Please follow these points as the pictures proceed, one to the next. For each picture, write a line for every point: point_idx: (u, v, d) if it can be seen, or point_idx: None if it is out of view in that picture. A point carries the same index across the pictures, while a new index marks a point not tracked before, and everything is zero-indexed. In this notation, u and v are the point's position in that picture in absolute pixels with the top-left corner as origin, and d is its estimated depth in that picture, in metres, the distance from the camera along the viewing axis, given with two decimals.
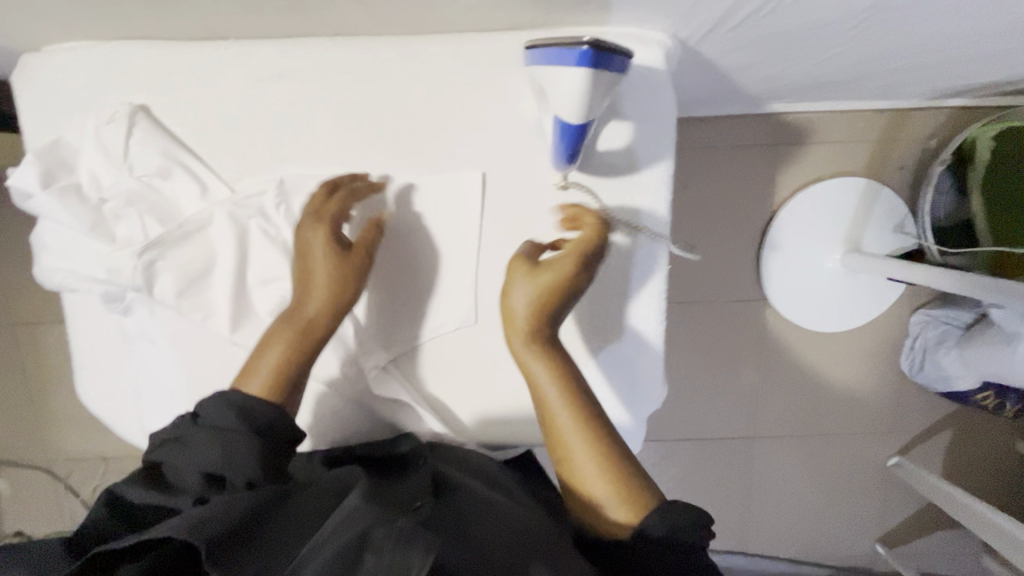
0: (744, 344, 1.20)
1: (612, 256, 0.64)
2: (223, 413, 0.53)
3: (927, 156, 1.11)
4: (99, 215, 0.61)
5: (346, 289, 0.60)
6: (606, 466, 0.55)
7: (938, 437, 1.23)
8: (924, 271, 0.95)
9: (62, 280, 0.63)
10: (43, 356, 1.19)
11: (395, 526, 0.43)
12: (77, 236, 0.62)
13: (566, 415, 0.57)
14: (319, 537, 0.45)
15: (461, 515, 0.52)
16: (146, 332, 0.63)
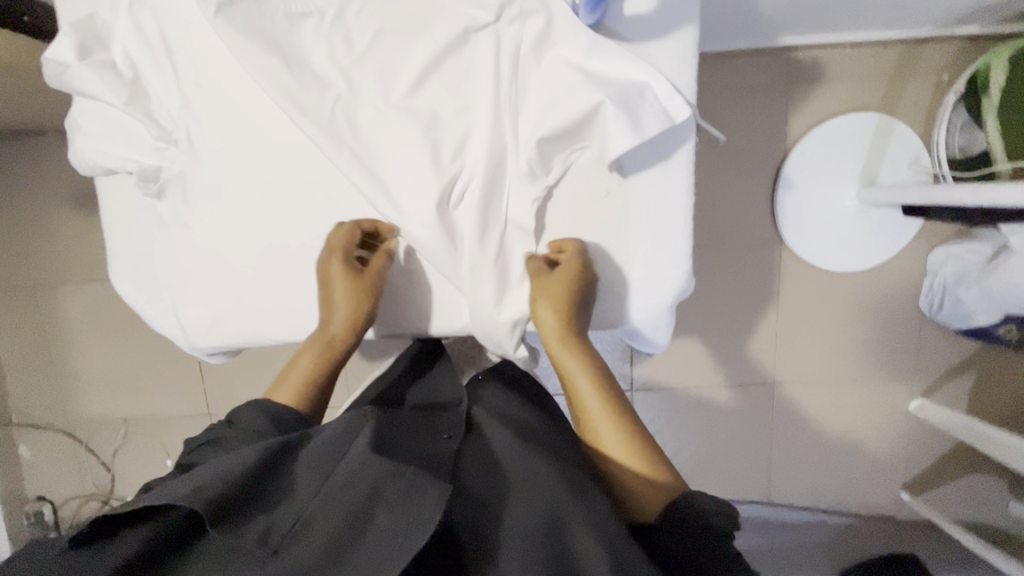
0: (762, 287, 1.19)
1: (643, 114, 0.54)
2: (259, 419, 0.57)
3: (939, 90, 1.11)
4: (137, 89, 0.57)
5: (361, 310, 0.59)
6: (629, 445, 0.56)
7: (961, 378, 1.22)
8: (944, 190, 0.92)
9: (94, 163, 0.59)
10: (65, 315, 1.20)
11: (402, 481, 0.48)
12: (116, 113, 0.58)
13: (598, 410, 0.58)
14: (328, 495, 0.48)
15: (483, 461, 0.57)
16: (180, 216, 0.60)
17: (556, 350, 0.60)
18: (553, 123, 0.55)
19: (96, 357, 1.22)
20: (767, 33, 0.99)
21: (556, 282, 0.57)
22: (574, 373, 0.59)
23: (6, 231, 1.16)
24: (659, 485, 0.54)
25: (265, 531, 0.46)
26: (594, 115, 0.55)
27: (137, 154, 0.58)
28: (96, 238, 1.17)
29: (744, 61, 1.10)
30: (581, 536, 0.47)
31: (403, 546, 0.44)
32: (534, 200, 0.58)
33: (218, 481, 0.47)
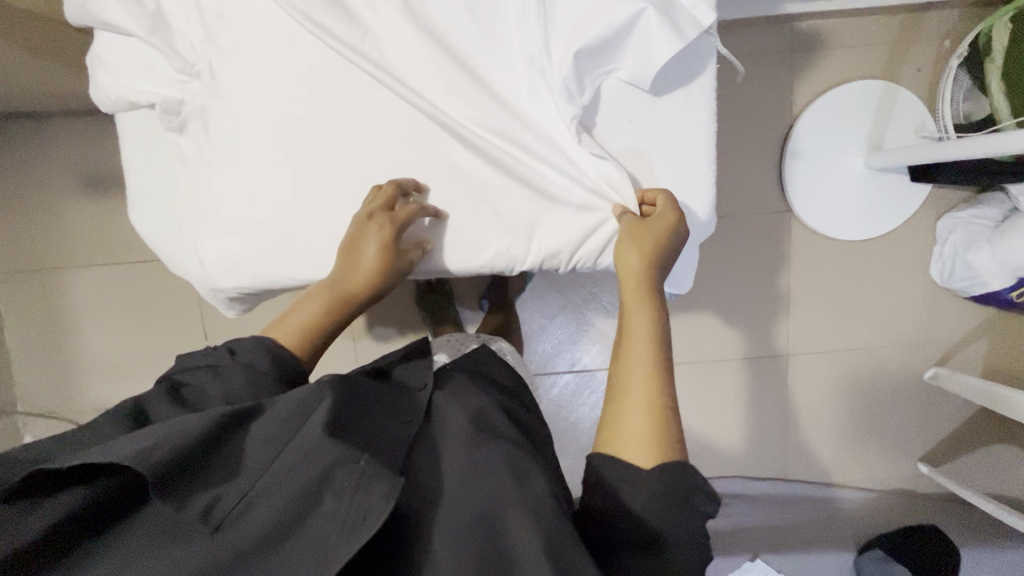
0: (773, 258, 1.19)
1: (682, 29, 0.55)
2: (256, 355, 0.53)
3: (941, 57, 1.12)
4: (161, 22, 0.58)
5: (388, 275, 0.60)
6: (657, 400, 0.47)
7: (974, 346, 1.21)
8: (947, 146, 0.93)
9: (117, 97, 0.60)
10: (72, 300, 1.19)
11: (357, 469, 0.44)
12: (138, 47, 0.59)
13: (646, 357, 0.48)
14: (270, 478, 0.44)
15: (436, 444, 0.52)
16: (203, 152, 0.60)
17: (628, 280, 0.52)
18: (591, 34, 0.54)
19: (102, 341, 1.20)
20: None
21: (652, 229, 0.54)
22: (642, 310, 0.50)
23: (14, 216, 1.16)
24: (667, 457, 0.45)
25: (206, 504, 0.42)
26: (631, 26, 0.55)
27: (158, 86, 0.59)
28: (104, 220, 1.17)
29: (747, 31, 1.12)
30: (524, 541, 0.45)
31: (337, 547, 0.41)
32: (573, 118, 0.57)
33: (168, 446, 0.43)
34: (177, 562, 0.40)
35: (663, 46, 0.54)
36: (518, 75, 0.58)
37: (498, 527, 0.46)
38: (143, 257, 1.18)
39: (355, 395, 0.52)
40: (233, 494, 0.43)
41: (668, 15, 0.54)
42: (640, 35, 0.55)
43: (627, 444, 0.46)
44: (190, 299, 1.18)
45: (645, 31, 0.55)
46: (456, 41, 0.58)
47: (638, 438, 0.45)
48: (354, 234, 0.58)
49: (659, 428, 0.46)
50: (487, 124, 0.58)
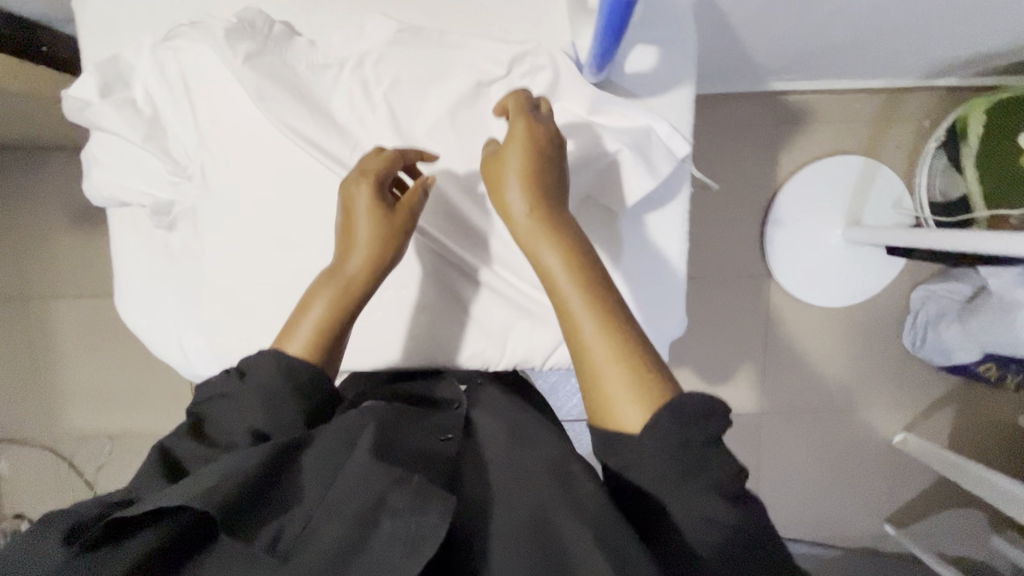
0: (752, 320, 1.22)
1: (657, 166, 0.62)
2: (271, 375, 0.52)
3: (919, 137, 1.16)
4: (155, 126, 0.61)
5: (388, 247, 0.57)
6: (620, 349, 0.47)
7: (942, 413, 1.25)
8: (920, 236, 0.98)
9: (108, 194, 0.62)
10: (55, 331, 1.19)
11: (409, 487, 0.45)
12: (130, 149, 0.61)
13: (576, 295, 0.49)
14: (329, 503, 0.45)
15: (481, 462, 0.53)
16: (190, 248, 0.62)
17: (528, 237, 0.53)
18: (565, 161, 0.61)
19: (84, 371, 1.21)
20: (757, 78, 1.04)
21: (510, 147, 0.55)
22: (544, 246, 0.52)
23: (3, 244, 1.16)
24: (658, 401, 0.45)
25: (272, 536, 0.43)
26: (605, 160, 0.62)
27: (152, 188, 0.61)
28: (93, 253, 1.17)
29: (736, 101, 1.15)
30: (575, 536, 0.42)
31: (405, 562, 0.40)
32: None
33: (230, 477, 0.44)
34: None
35: (640, 180, 0.61)
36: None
37: (546, 529, 0.44)
38: None
39: (396, 418, 0.55)
40: (297, 522, 0.44)
41: (640, 154, 0.61)
42: (613, 170, 0.62)
43: (608, 395, 0.46)
44: None
45: (618, 166, 0.62)
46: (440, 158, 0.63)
47: (620, 396, 0.46)
48: (346, 212, 0.58)
49: (632, 371, 0.46)
50: (463, 239, 0.65)
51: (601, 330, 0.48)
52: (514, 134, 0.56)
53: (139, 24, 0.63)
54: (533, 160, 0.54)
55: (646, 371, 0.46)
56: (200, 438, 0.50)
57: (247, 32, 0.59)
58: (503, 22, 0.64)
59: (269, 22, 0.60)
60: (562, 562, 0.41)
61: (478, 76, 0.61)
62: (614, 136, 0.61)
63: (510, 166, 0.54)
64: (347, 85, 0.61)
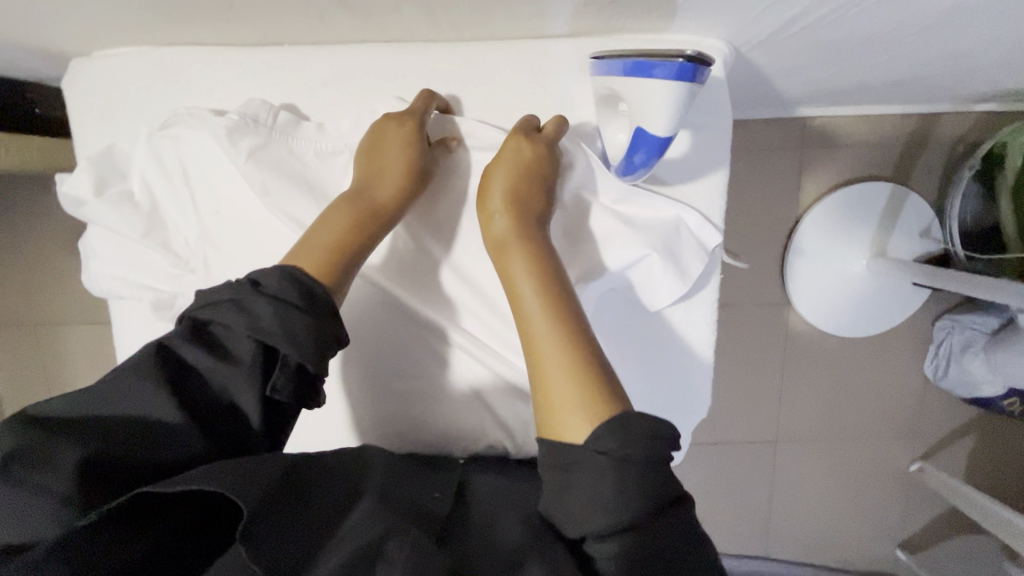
0: (768, 349, 1.20)
1: (688, 260, 0.64)
2: (285, 288, 0.50)
3: (954, 161, 1.10)
4: (154, 220, 0.61)
5: (416, 179, 0.58)
6: (571, 359, 0.49)
7: (962, 442, 1.22)
8: (949, 276, 0.94)
9: (111, 288, 0.62)
10: (67, 364, 1.19)
11: (410, 540, 0.44)
12: (130, 243, 0.61)
13: (536, 304, 0.53)
14: (327, 540, 0.44)
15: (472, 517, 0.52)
16: None
17: (499, 245, 0.57)
18: (593, 262, 0.64)
19: None
20: (785, 105, 0.99)
21: (502, 157, 0.58)
22: (515, 258, 0.55)
23: (9, 271, 1.15)
24: (603, 415, 0.45)
25: (271, 553, 0.42)
26: (634, 263, 0.64)
27: (154, 283, 0.61)
28: None
29: (759, 125, 1.10)
30: None
31: None
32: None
33: (247, 484, 0.44)
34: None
35: (670, 276, 0.64)
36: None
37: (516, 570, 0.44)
38: None
39: (398, 470, 0.56)
40: (297, 547, 0.43)
41: (669, 260, 0.63)
42: (643, 273, 0.64)
43: (556, 403, 0.48)
44: None
45: (647, 270, 0.64)
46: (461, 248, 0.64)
47: (565, 406, 0.47)
48: (377, 139, 0.58)
49: (581, 379, 0.48)
50: (483, 326, 0.67)
51: (556, 339, 0.50)
52: (505, 149, 0.59)
53: (137, 97, 0.60)
54: (519, 175, 0.58)
55: (596, 386, 0.47)
56: (205, 345, 0.50)
57: (247, 127, 0.57)
58: (520, 91, 0.62)
59: (274, 112, 0.58)
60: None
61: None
62: (644, 241, 0.63)
63: (496, 172, 0.58)
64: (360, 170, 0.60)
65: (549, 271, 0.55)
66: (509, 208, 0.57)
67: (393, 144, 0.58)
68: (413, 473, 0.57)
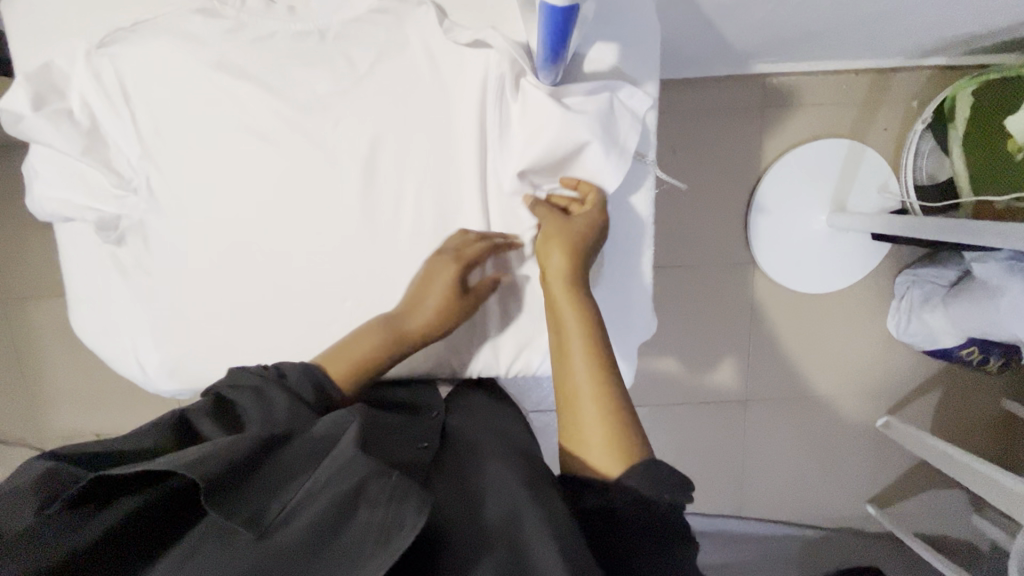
0: (735, 309, 1.22)
1: (626, 154, 0.61)
2: (304, 386, 0.55)
3: (909, 117, 1.13)
4: (94, 139, 0.59)
5: (448, 323, 0.61)
6: (605, 407, 0.51)
7: (928, 396, 1.25)
8: (905, 223, 0.97)
9: (54, 210, 0.61)
10: (37, 331, 1.19)
11: (389, 481, 0.43)
12: (72, 163, 0.60)
13: (578, 352, 0.54)
14: (309, 486, 0.44)
15: (460, 473, 0.52)
16: (141, 264, 0.62)
17: (557, 287, 0.58)
18: (534, 156, 0.59)
19: (67, 373, 1.21)
20: (741, 59, 1.02)
21: (572, 225, 0.60)
22: (567, 308, 0.57)
23: None
24: (628, 460, 0.48)
25: (253, 513, 0.42)
26: (576, 153, 0.60)
27: (97, 203, 0.60)
28: None
29: (719, 85, 1.12)
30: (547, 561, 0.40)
31: (375, 553, 0.39)
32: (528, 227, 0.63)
33: (212, 455, 0.43)
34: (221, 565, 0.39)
35: (614, 167, 0.60)
36: (474, 218, 0.62)
37: (514, 534, 0.43)
38: None
39: (377, 424, 0.56)
40: (278, 503, 0.43)
41: (611, 144, 0.59)
42: (585, 163, 0.60)
43: (587, 441, 0.50)
44: None
45: (589, 160, 0.60)
46: (391, 155, 0.60)
47: (594, 442, 0.50)
48: (424, 277, 0.60)
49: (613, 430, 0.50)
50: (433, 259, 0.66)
51: (592, 390, 0.52)
52: (570, 221, 0.60)
53: (80, 22, 0.60)
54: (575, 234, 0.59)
55: (625, 434, 0.50)
56: (221, 421, 0.51)
57: (221, 12, 0.58)
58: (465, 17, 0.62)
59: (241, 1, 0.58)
60: (524, 565, 0.41)
61: (463, 99, 0.59)
62: (586, 127, 0.58)
63: (553, 239, 0.59)
64: (299, 77, 0.58)
65: (598, 328, 0.56)
66: (565, 263, 0.58)
67: (436, 286, 0.59)
68: (389, 424, 0.56)
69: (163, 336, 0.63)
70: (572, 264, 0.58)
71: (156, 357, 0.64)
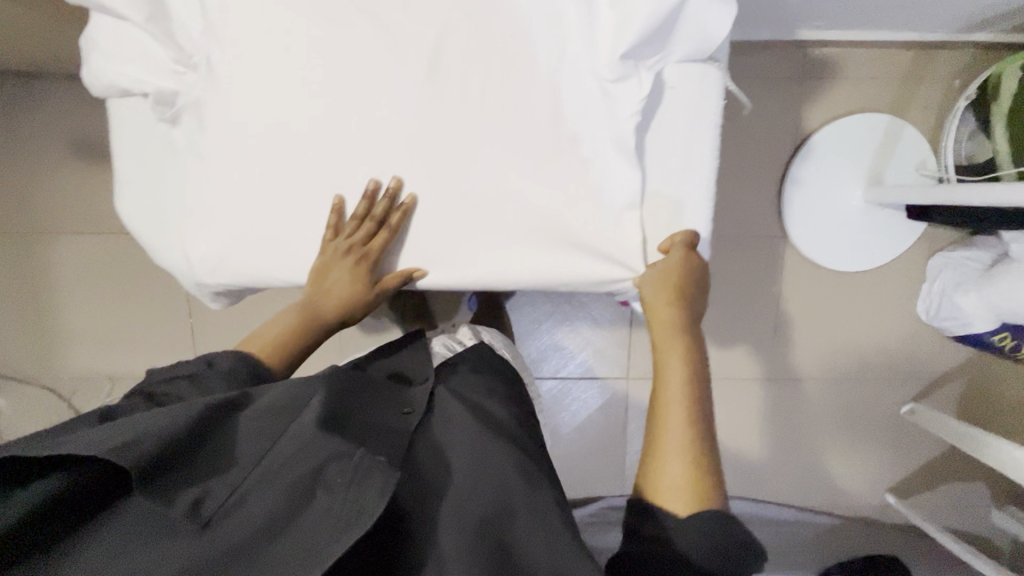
0: (762, 283, 1.20)
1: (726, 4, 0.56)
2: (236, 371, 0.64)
3: (949, 96, 1.12)
4: (159, 8, 0.59)
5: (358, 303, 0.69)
6: (695, 449, 0.52)
7: (952, 384, 1.23)
8: (945, 191, 0.94)
9: (111, 82, 0.61)
10: (57, 266, 1.18)
11: (350, 463, 0.49)
12: (136, 31, 0.60)
13: (681, 393, 0.55)
14: (262, 466, 0.51)
15: (434, 445, 0.60)
16: (194, 145, 0.62)
17: (663, 334, 0.59)
18: (636, 31, 0.54)
19: (82, 311, 1.19)
20: (783, 25, 1.01)
21: (671, 270, 0.60)
22: (675, 351, 0.58)
23: (5, 176, 1.15)
24: (705, 505, 0.49)
25: (196, 498, 0.48)
26: (675, 13, 0.55)
27: (156, 76, 0.60)
28: (94, 191, 1.16)
29: (759, 53, 1.11)
30: (519, 540, 0.51)
31: (339, 532, 0.45)
32: (635, 112, 0.57)
33: (149, 440, 0.48)
34: (170, 554, 0.45)
35: (716, 15, 0.55)
36: (540, 118, 0.59)
37: (487, 529, 0.51)
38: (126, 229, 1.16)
39: (353, 394, 0.61)
40: (225, 484, 0.50)
41: None
42: (687, 18, 0.55)
43: (666, 477, 0.51)
44: (175, 281, 1.17)
45: (688, 15, 0.55)
46: (458, 47, 0.58)
47: (675, 482, 0.51)
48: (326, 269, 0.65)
49: (696, 478, 0.51)
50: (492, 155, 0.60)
51: (686, 438, 0.53)
52: (675, 264, 0.60)
53: None
54: (679, 277, 0.60)
55: (707, 479, 0.51)
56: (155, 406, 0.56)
57: None
58: None
59: None
60: (504, 557, 0.49)
61: None
62: None
63: (660, 287, 0.60)
64: None
65: (700, 376, 0.57)
66: (677, 313, 0.60)
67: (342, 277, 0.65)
68: (360, 393, 0.61)
69: (216, 221, 0.63)
70: (682, 317, 0.60)
71: (206, 244, 0.63)
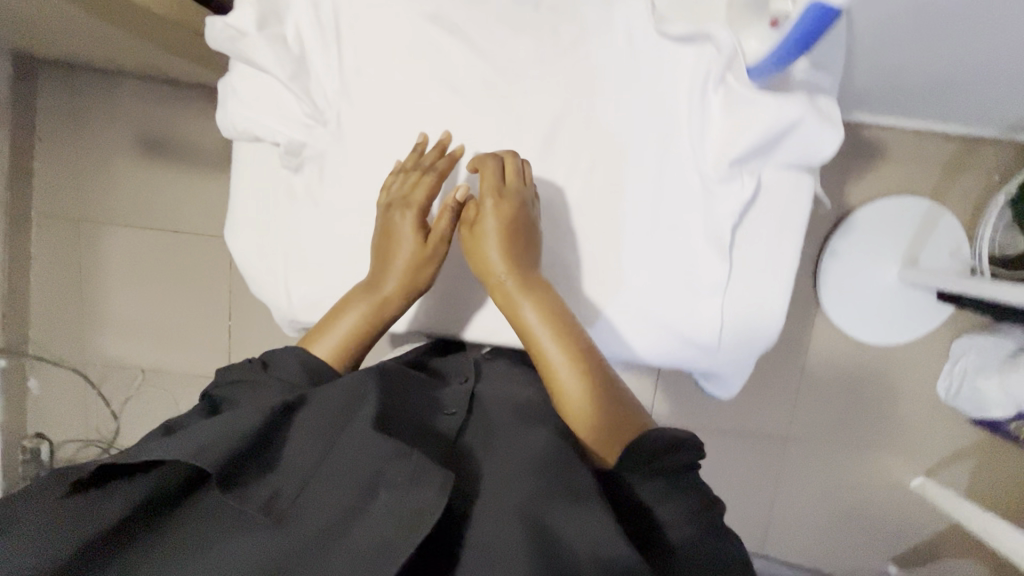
0: (788, 346, 1.24)
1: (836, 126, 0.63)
2: (297, 372, 0.60)
3: (988, 188, 1.16)
4: (298, 68, 0.70)
5: (421, 270, 0.69)
6: (589, 386, 0.57)
7: (963, 463, 1.26)
8: (979, 283, 0.95)
9: (240, 127, 0.71)
10: (107, 255, 1.20)
11: (407, 462, 0.46)
12: (276, 88, 0.70)
13: (550, 340, 0.60)
14: (323, 467, 0.48)
15: (488, 432, 0.55)
16: (311, 193, 0.73)
17: (506, 297, 0.64)
18: (746, 144, 0.63)
19: (125, 301, 1.21)
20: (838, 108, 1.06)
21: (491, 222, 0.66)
22: (527, 306, 0.63)
23: (66, 164, 1.18)
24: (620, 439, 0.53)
25: (266, 498, 0.46)
26: (785, 131, 0.63)
27: (288, 128, 0.70)
28: (151, 187, 1.18)
29: None
30: (578, 539, 0.42)
31: (400, 536, 0.42)
32: (732, 210, 0.66)
33: (218, 439, 0.47)
34: (246, 552, 0.44)
35: (825, 136, 0.63)
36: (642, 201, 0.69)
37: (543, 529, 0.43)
38: (179, 227, 1.19)
39: (397, 385, 0.58)
40: (294, 485, 0.47)
41: (819, 119, 0.62)
42: (796, 138, 0.63)
43: (582, 423, 0.55)
44: (222, 284, 1.19)
45: (798, 134, 0.63)
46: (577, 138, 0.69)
47: (593, 423, 0.55)
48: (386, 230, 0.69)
49: (608, 419, 0.55)
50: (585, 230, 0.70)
51: (577, 376, 0.58)
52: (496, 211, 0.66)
53: None
54: (505, 224, 0.65)
55: (614, 412, 0.55)
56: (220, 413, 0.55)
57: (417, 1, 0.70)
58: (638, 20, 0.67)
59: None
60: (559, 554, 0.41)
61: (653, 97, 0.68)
62: (798, 105, 0.61)
63: (489, 242, 0.66)
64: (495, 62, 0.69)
65: (561, 321, 0.62)
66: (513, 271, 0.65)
67: (403, 237, 0.68)
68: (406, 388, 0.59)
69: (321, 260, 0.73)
70: (518, 264, 0.65)
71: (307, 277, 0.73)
